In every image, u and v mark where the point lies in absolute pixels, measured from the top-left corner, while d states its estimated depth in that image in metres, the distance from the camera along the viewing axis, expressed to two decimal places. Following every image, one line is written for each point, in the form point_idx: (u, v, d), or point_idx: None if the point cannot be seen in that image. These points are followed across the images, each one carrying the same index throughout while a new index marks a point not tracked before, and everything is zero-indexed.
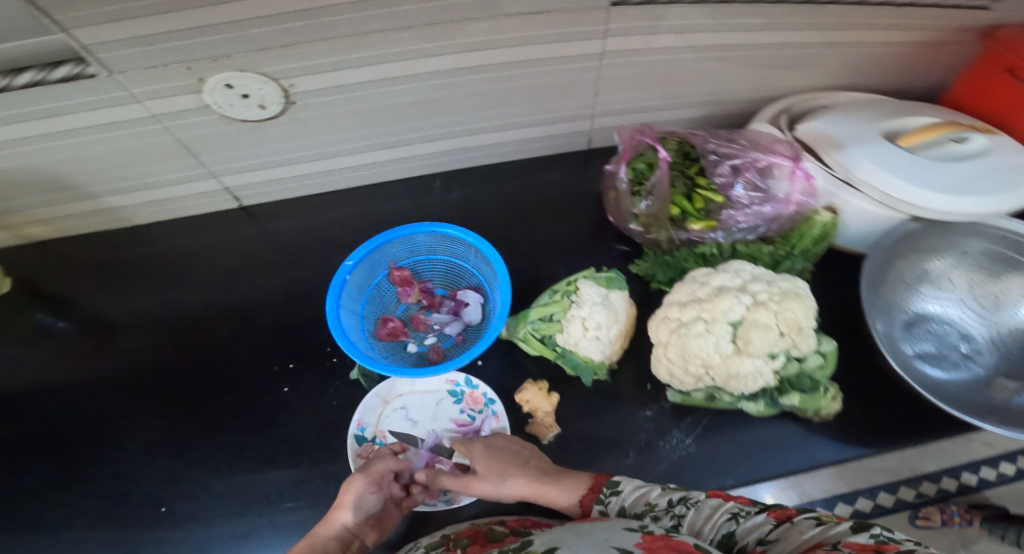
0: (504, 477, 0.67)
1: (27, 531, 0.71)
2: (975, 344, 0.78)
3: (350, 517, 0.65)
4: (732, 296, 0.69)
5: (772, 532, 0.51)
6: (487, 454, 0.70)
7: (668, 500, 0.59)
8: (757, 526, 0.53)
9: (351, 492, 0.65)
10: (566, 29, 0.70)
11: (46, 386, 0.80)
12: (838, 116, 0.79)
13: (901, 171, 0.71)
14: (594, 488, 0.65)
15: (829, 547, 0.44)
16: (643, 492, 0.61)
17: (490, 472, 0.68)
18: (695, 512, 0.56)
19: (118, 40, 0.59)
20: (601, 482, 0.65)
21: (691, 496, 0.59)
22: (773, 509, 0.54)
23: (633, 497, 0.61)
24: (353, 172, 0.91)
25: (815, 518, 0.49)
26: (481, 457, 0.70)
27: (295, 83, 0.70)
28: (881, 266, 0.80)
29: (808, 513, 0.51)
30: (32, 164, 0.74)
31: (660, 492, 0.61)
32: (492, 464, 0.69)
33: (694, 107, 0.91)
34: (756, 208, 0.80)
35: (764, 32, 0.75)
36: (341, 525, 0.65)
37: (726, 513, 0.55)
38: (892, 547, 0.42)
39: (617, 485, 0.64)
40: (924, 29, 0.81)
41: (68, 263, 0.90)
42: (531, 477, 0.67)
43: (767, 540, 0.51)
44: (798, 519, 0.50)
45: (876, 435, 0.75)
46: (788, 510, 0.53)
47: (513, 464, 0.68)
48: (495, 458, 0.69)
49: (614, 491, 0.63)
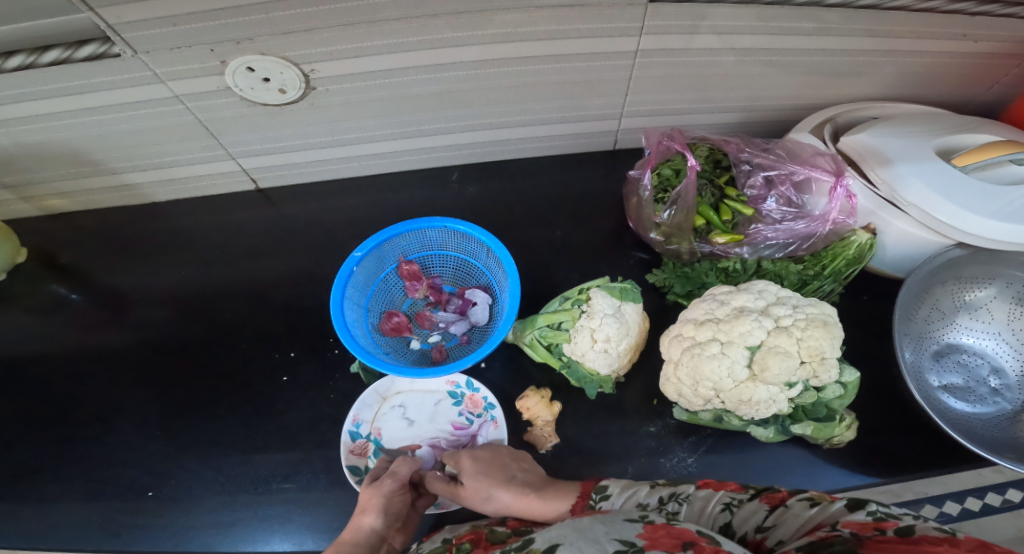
0: (492, 490, 0.67)
1: (24, 500, 0.74)
2: (1006, 380, 0.74)
3: (379, 520, 0.64)
4: (753, 319, 0.66)
5: (768, 518, 0.52)
6: (476, 467, 0.70)
7: (658, 498, 0.59)
8: (751, 514, 0.53)
9: (380, 495, 0.66)
10: (601, 25, 0.65)
11: (58, 355, 0.84)
12: (890, 128, 0.72)
13: (954, 194, 0.65)
14: (583, 495, 0.65)
15: (829, 528, 0.45)
16: (632, 493, 0.61)
17: (477, 485, 0.68)
18: (687, 507, 0.57)
19: (143, 20, 0.57)
20: (589, 488, 0.65)
21: (681, 490, 0.60)
22: (765, 494, 0.55)
23: (623, 500, 0.61)
24: (371, 160, 0.90)
25: (809, 499, 0.50)
26: (469, 471, 0.70)
27: (316, 69, 0.68)
28: (920, 292, 0.75)
29: (800, 494, 0.52)
30: (54, 139, 0.75)
31: (649, 490, 0.61)
32: (477, 478, 0.68)
33: (730, 112, 0.86)
34: (788, 224, 0.75)
35: (816, 38, 0.69)
36: (370, 530, 0.63)
37: (718, 504, 0.56)
38: (891, 524, 0.42)
39: (606, 489, 0.63)
40: (995, 40, 0.74)
41: (85, 237, 0.92)
42: (517, 492, 0.66)
43: (764, 527, 0.51)
44: (792, 502, 0.51)
45: (891, 472, 0.71)
46: (780, 493, 0.54)
47: (499, 478, 0.68)
48: (482, 473, 0.69)
49: (604, 496, 0.63)
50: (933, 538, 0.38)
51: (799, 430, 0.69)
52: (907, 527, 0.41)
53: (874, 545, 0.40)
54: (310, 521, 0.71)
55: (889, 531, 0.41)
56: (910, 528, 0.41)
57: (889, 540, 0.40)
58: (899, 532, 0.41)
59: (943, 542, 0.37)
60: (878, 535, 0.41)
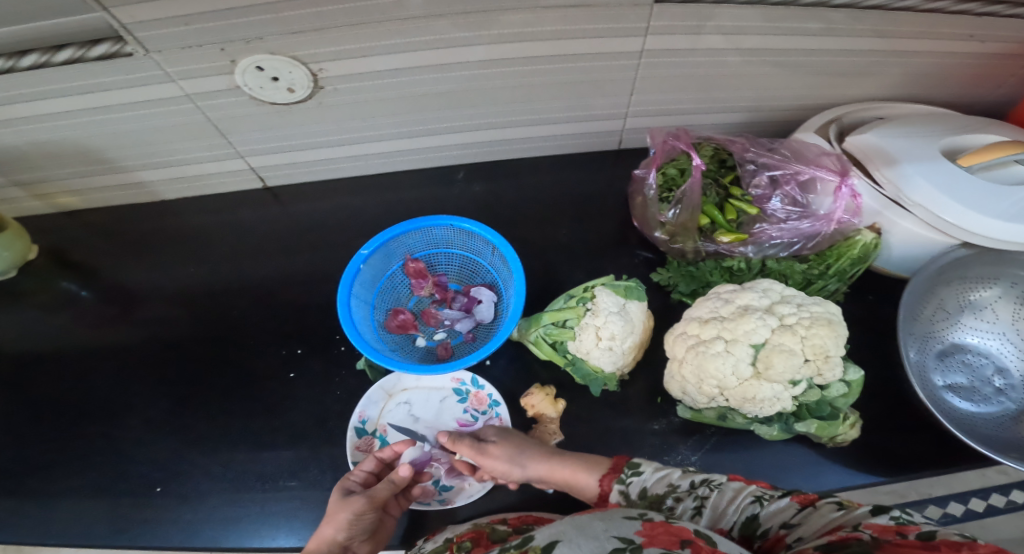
0: (523, 447, 0.69)
1: (31, 495, 0.75)
2: (1011, 380, 0.74)
3: (342, 533, 0.64)
4: (758, 317, 0.66)
5: (795, 516, 0.52)
6: (502, 432, 0.72)
7: (689, 482, 0.60)
8: (780, 510, 0.53)
9: (347, 511, 0.64)
10: (606, 25, 0.66)
11: (68, 350, 0.85)
12: (895, 128, 0.72)
13: (960, 194, 0.65)
14: (615, 469, 0.64)
15: (851, 528, 0.46)
16: (665, 474, 0.62)
17: (507, 442, 0.70)
18: (718, 494, 0.57)
19: (157, 19, 0.57)
20: (621, 464, 0.65)
21: (713, 477, 0.60)
22: (795, 493, 0.54)
23: (655, 479, 0.61)
24: (377, 159, 0.90)
25: (838, 503, 0.51)
26: (496, 433, 0.72)
27: (325, 68, 0.68)
28: (925, 292, 0.75)
29: (830, 498, 0.52)
30: (66, 137, 0.76)
31: (681, 474, 0.62)
32: (506, 437, 0.71)
33: (736, 112, 0.86)
34: (792, 224, 0.76)
35: (822, 38, 0.70)
36: (331, 540, 0.64)
37: (749, 497, 0.56)
38: (913, 528, 0.43)
39: (638, 467, 0.63)
40: (1001, 40, 0.74)
41: (95, 234, 0.93)
42: (548, 450, 0.69)
43: (790, 524, 0.52)
44: (820, 504, 0.51)
45: (896, 472, 0.71)
46: (809, 495, 0.54)
47: (529, 440, 0.71)
48: (510, 433, 0.72)
49: (636, 472, 0.63)
50: (952, 542, 0.39)
51: (801, 429, 0.68)
52: (927, 532, 0.42)
53: (892, 548, 0.41)
54: (315, 518, 0.71)
55: (910, 536, 0.42)
56: (932, 533, 0.41)
57: (908, 544, 0.41)
58: (920, 537, 0.41)
59: (962, 547, 0.38)
60: (898, 539, 0.42)
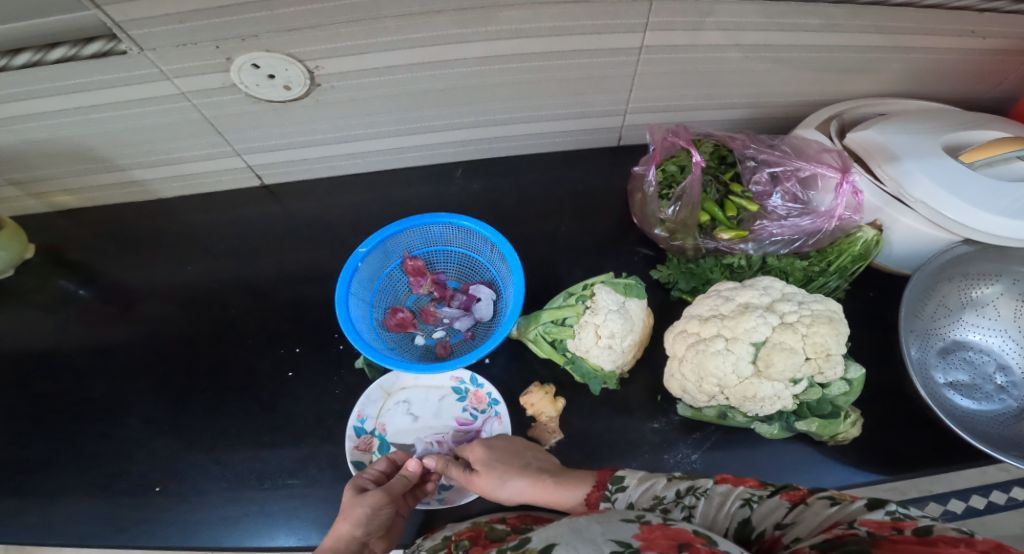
0: (505, 478, 0.67)
1: (31, 495, 0.74)
2: (1012, 377, 0.74)
3: (358, 530, 0.64)
4: (758, 315, 0.66)
5: (788, 516, 0.52)
6: (489, 456, 0.70)
7: (675, 492, 0.59)
8: (771, 511, 0.53)
9: (363, 506, 0.64)
10: (605, 21, 0.65)
11: (66, 350, 0.84)
12: (897, 125, 0.71)
13: (962, 190, 0.64)
14: (600, 484, 0.65)
15: (846, 527, 0.45)
16: (649, 486, 0.61)
17: (490, 472, 0.68)
18: (705, 502, 0.57)
19: (151, 17, 0.57)
20: (606, 478, 0.65)
21: (699, 484, 0.59)
22: (784, 492, 0.55)
23: (640, 493, 0.61)
24: (376, 157, 0.90)
25: (829, 498, 0.50)
26: (481, 460, 0.70)
27: (321, 65, 0.68)
28: (927, 289, 0.74)
29: (821, 493, 0.52)
30: (62, 136, 0.75)
31: (666, 483, 0.61)
32: (491, 465, 0.69)
33: (736, 108, 0.85)
34: (793, 220, 0.75)
35: (823, 33, 0.69)
36: (349, 536, 0.64)
37: (737, 501, 0.56)
38: (909, 523, 0.43)
39: (622, 480, 0.63)
40: (1003, 36, 0.73)
41: (93, 232, 0.93)
42: (532, 480, 0.67)
43: (784, 524, 0.51)
44: (811, 501, 0.51)
45: (898, 471, 0.70)
46: (799, 491, 0.54)
47: (514, 466, 0.68)
48: (496, 460, 0.69)
49: (620, 488, 0.63)
50: (949, 538, 0.39)
51: (803, 427, 0.68)
52: (925, 526, 0.41)
53: (888, 545, 0.40)
54: (315, 517, 0.71)
55: (906, 531, 0.42)
56: (929, 528, 0.41)
57: (904, 540, 0.40)
58: (916, 532, 0.41)
59: (959, 542, 0.38)
60: (895, 535, 0.41)
